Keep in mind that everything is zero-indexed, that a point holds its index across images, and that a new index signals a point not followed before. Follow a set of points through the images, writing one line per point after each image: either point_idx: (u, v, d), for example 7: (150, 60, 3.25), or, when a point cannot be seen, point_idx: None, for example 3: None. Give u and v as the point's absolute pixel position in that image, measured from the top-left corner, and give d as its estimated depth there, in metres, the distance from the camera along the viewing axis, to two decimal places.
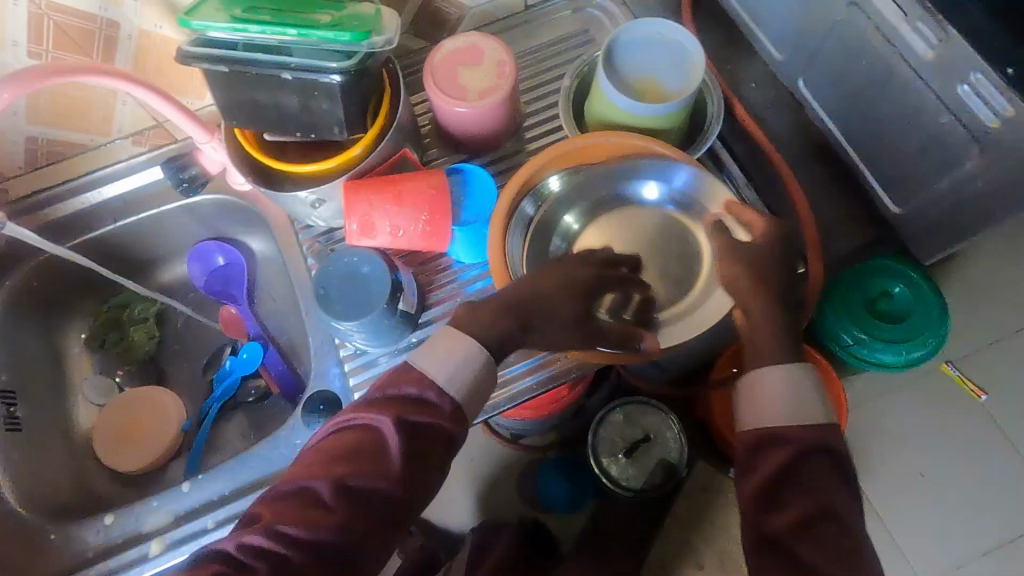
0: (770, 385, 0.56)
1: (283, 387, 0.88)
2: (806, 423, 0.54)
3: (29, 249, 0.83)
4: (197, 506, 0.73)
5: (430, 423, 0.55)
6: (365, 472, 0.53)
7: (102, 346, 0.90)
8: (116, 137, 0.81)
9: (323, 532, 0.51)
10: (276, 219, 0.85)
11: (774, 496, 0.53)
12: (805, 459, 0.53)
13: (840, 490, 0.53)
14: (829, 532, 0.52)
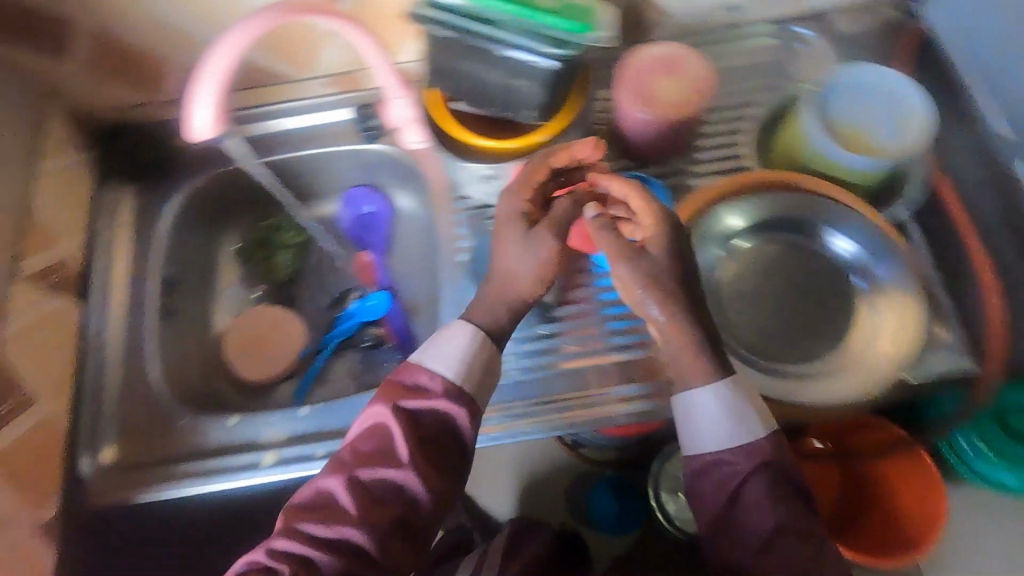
0: (701, 413, 0.59)
1: (398, 342, 0.92)
2: (738, 444, 0.57)
3: (216, 158, 0.90)
4: (311, 433, 0.76)
5: (434, 412, 0.61)
6: (377, 467, 0.58)
7: (248, 260, 0.96)
8: (314, 75, 0.88)
9: (347, 528, 0.56)
10: (434, 179, 0.84)
11: (730, 520, 0.56)
12: (748, 479, 0.56)
13: (792, 504, 0.55)
14: (789, 546, 0.54)
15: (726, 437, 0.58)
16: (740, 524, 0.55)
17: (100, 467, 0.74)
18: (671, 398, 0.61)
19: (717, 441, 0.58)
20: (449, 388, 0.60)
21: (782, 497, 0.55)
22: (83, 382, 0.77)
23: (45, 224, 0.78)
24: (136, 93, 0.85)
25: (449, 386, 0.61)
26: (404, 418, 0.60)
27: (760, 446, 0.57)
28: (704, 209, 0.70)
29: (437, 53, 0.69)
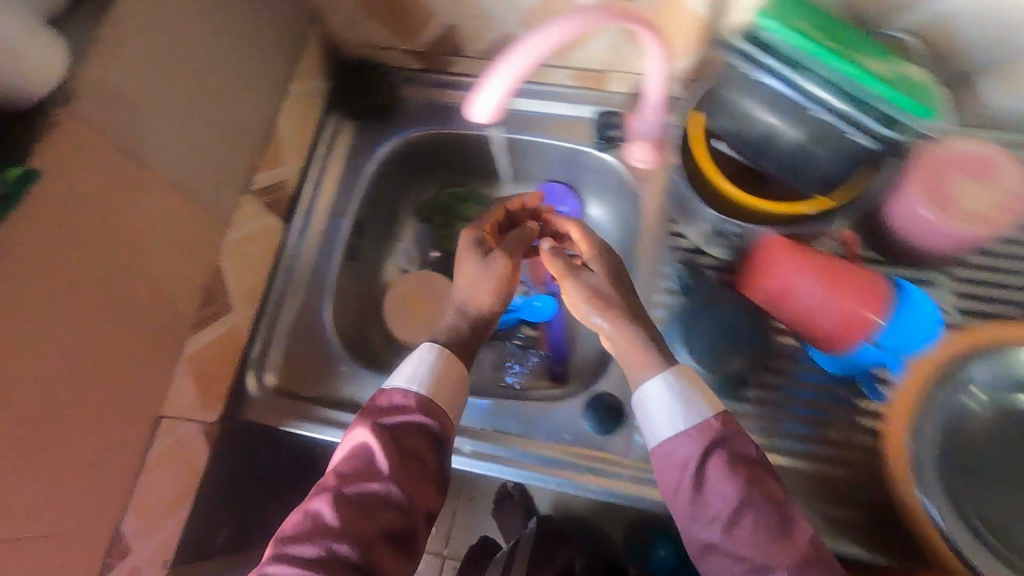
0: (652, 400, 0.59)
1: (551, 351, 0.91)
2: (692, 426, 0.56)
3: (436, 118, 0.89)
4: (469, 426, 0.75)
5: (413, 426, 0.59)
6: (361, 482, 0.55)
7: (428, 221, 0.97)
8: (564, 66, 0.83)
9: (334, 544, 0.52)
10: (649, 208, 0.83)
11: (698, 498, 0.53)
12: (706, 457, 0.54)
13: (752, 477, 0.53)
14: (757, 518, 0.51)
15: (680, 418, 0.57)
16: (705, 500, 0.53)
17: (263, 391, 0.76)
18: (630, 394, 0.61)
19: (672, 423, 0.57)
20: (418, 399, 0.60)
21: (740, 470, 0.53)
22: (268, 299, 0.80)
23: (280, 142, 0.79)
24: (389, 36, 0.83)
25: (417, 399, 0.60)
26: (384, 434, 0.58)
27: (712, 424, 0.56)
28: (999, 346, 0.58)
29: (728, 88, 0.62)
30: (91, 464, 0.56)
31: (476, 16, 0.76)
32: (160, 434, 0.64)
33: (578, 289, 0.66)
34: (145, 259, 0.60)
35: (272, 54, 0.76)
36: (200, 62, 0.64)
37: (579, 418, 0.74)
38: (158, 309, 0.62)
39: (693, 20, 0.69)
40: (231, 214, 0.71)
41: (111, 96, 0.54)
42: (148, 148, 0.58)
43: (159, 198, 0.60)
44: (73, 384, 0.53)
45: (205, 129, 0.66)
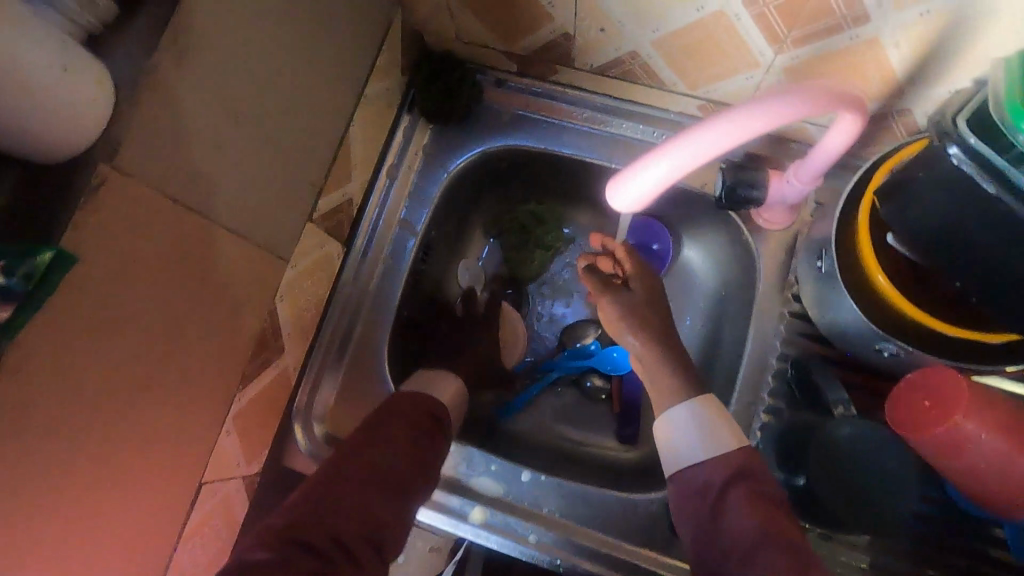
0: (677, 432, 0.59)
1: (624, 412, 0.79)
2: (713, 456, 0.56)
3: (525, 133, 0.76)
4: (533, 510, 0.68)
5: (420, 409, 0.63)
6: (361, 448, 0.57)
7: (500, 237, 0.85)
8: (690, 95, 0.67)
9: (327, 493, 0.53)
10: (769, 275, 0.69)
11: (716, 526, 0.51)
12: (725, 488, 0.53)
13: (774, 514, 0.49)
14: (773, 553, 0.46)
15: (703, 448, 0.57)
16: (722, 529, 0.50)
17: (314, 443, 0.69)
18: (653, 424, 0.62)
19: (694, 453, 0.57)
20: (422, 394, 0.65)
21: (762, 506, 0.50)
22: (321, 331, 0.71)
23: (350, 156, 0.67)
24: (485, 34, 0.69)
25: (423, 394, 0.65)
26: (390, 412, 0.62)
27: (733, 456, 0.55)
28: None
29: (931, 186, 0.48)
30: (122, 552, 0.49)
31: (600, 28, 0.61)
32: (199, 499, 0.56)
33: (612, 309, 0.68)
34: (192, 320, 0.49)
35: (347, 51, 0.62)
36: (263, 73, 0.51)
37: (659, 514, 0.66)
38: (205, 370, 0.53)
39: (882, 73, 0.54)
40: (290, 248, 0.60)
41: (161, 136, 0.42)
42: (203, 194, 0.47)
43: (214, 247, 0.49)
44: (102, 477, 0.45)
45: (268, 155, 0.54)
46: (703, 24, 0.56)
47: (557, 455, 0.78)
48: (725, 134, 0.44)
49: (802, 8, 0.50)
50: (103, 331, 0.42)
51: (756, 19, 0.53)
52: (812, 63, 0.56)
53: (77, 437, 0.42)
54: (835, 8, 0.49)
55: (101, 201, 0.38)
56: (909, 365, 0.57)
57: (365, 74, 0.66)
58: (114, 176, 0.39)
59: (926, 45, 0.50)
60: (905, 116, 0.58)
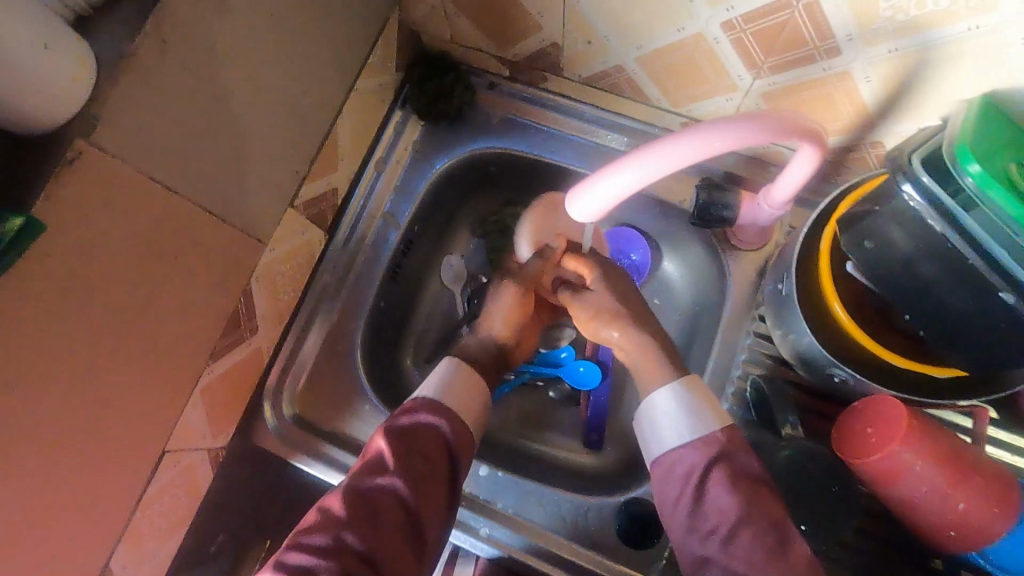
0: (660, 413, 0.57)
1: (588, 422, 0.79)
2: (697, 438, 0.55)
3: (513, 137, 0.78)
4: (487, 503, 0.69)
5: (432, 431, 0.57)
6: (369, 479, 0.53)
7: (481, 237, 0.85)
8: (673, 112, 0.68)
9: (341, 534, 0.51)
10: (736, 295, 0.71)
11: (697, 509, 0.52)
12: (708, 472, 0.53)
13: (753, 494, 0.51)
14: (753, 536, 0.49)
15: (686, 429, 0.56)
16: (704, 511, 0.52)
17: (282, 422, 0.71)
18: (637, 406, 0.59)
19: (676, 435, 0.56)
20: (431, 402, 0.58)
21: (741, 485, 0.51)
22: (297, 314, 0.73)
23: (337, 146, 0.69)
24: (479, 38, 0.71)
25: (432, 403, 0.58)
26: (396, 434, 0.56)
27: (715, 437, 0.55)
28: None
29: (889, 220, 0.49)
30: (82, 511, 0.50)
31: (587, 41, 0.63)
32: (161, 468, 0.57)
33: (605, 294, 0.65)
34: (163, 292, 0.51)
35: (340, 45, 0.65)
36: (249, 60, 0.54)
37: (610, 519, 0.68)
38: (174, 342, 0.54)
39: (854, 105, 0.55)
40: (270, 233, 0.62)
41: (140, 115, 0.45)
42: (179, 174, 0.49)
43: (189, 224, 0.51)
44: (60, 434, 0.46)
45: (251, 141, 0.56)
46: (683, 45, 0.57)
47: (521, 455, 0.79)
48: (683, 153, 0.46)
49: (777, 36, 0.52)
50: (67, 294, 0.44)
51: (733, 43, 0.54)
52: (787, 90, 0.57)
53: (36, 392, 0.44)
54: (807, 38, 0.50)
55: (76, 173, 0.42)
56: (861, 392, 0.58)
57: (358, 68, 0.68)
58: (90, 151, 0.42)
59: (895, 82, 0.51)
60: (877, 147, 0.59)
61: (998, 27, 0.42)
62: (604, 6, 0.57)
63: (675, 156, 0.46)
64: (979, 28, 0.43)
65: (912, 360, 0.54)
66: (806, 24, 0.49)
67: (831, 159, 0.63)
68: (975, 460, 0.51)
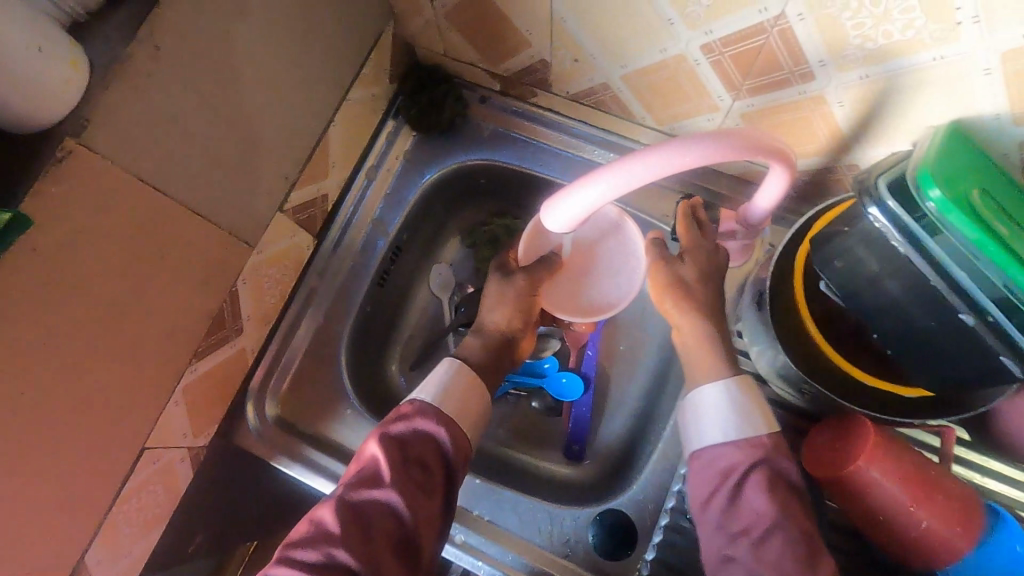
0: (707, 408, 0.55)
1: (572, 433, 0.80)
2: (741, 439, 0.53)
3: (502, 150, 0.80)
4: (466, 512, 0.70)
5: (428, 439, 0.55)
6: (363, 490, 0.51)
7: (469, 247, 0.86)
8: (657, 129, 0.70)
9: (333, 550, 0.48)
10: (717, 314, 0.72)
11: (730, 508, 0.50)
12: (748, 472, 0.50)
13: (789, 503, 0.49)
14: (785, 542, 0.46)
15: (731, 428, 0.53)
16: (738, 511, 0.49)
17: (264, 423, 0.72)
18: (683, 397, 0.57)
19: (720, 432, 0.54)
20: (426, 408, 0.56)
21: (778, 492, 0.49)
22: (284, 316, 0.74)
23: (328, 153, 0.71)
24: (471, 52, 0.72)
25: (428, 409, 0.56)
26: (391, 443, 0.53)
27: (761, 442, 0.52)
28: None
29: (858, 240, 0.51)
30: (59, 505, 0.51)
31: (574, 59, 0.65)
32: (140, 465, 0.58)
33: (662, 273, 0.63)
34: (147, 290, 0.52)
35: (333, 56, 0.66)
36: (243, 67, 0.55)
37: (586, 529, 0.68)
38: (159, 339, 0.55)
39: (829, 128, 0.57)
40: (258, 236, 0.63)
41: (130, 118, 0.46)
42: (168, 174, 0.51)
43: (176, 225, 0.53)
44: (40, 426, 0.47)
45: (241, 147, 0.57)
46: (665, 65, 0.59)
47: (501, 465, 0.80)
48: (661, 166, 0.48)
49: (754, 60, 0.53)
50: (51, 290, 0.45)
51: (712, 65, 0.56)
52: (765, 112, 0.59)
53: (19, 384, 0.45)
54: (782, 63, 0.52)
55: (66, 171, 0.43)
56: (833, 409, 0.59)
57: (351, 78, 0.70)
58: (80, 150, 0.44)
59: (867, 107, 0.52)
60: (853, 170, 0.60)
61: (961, 58, 0.43)
62: (589, 25, 0.59)
63: (647, 169, 0.48)
64: (943, 58, 0.44)
65: (879, 378, 0.56)
66: (781, 49, 0.51)
67: (809, 179, 0.65)
68: (940, 479, 0.52)
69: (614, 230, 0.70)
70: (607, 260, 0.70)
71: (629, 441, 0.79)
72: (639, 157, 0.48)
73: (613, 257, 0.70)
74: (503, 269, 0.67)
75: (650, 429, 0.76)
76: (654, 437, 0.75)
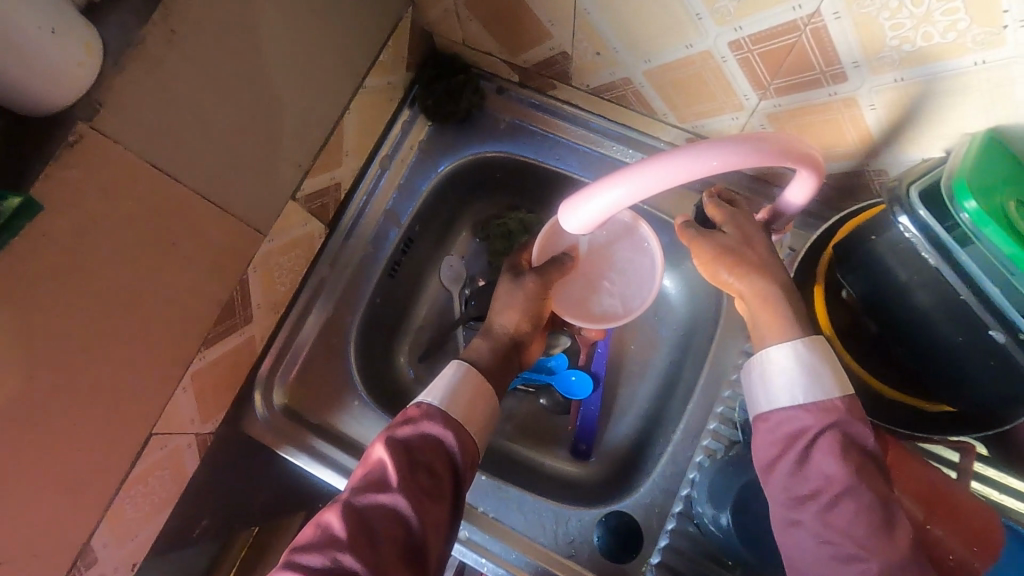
0: (775, 367, 0.51)
1: (580, 431, 0.79)
2: (813, 402, 0.49)
3: (518, 143, 0.78)
4: (472, 509, 0.69)
5: (435, 444, 0.54)
6: (369, 494, 0.50)
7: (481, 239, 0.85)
8: (680, 127, 0.68)
9: (338, 555, 0.47)
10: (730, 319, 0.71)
11: (799, 471, 0.46)
12: (818, 436, 0.47)
13: (864, 469, 0.45)
14: (858, 507, 0.43)
15: (800, 390, 0.50)
16: (804, 475, 0.46)
17: (271, 411, 0.72)
18: (749, 358, 0.53)
19: (788, 394, 0.50)
20: (434, 412, 0.56)
21: (852, 456, 0.45)
22: (294, 304, 0.74)
23: (342, 142, 0.70)
24: (490, 42, 0.71)
25: (435, 413, 0.56)
26: (396, 447, 0.53)
27: (834, 406, 0.48)
28: None
29: (887, 250, 0.49)
30: (66, 489, 0.51)
31: (596, 52, 0.63)
32: (147, 450, 0.58)
33: (702, 244, 0.57)
34: (158, 275, 0.52)
35: (350, 43, 0.65)
36: (258, 50, 0.54)
37: (591, 532, 0.67)
38: (167, 324, 0.55)
39: (859, 132, 0.55)
40: (270, 224, 0.62)
41: (142, 101, 0.46)
42: (180, 160, 0.50)
43: (187, 211, 0.52)
44: (48, 410, 0.47)
45: (254, 134, 0.56)
46: (691, 61, 0.57)
47: (505, 459, 0.79)
48: (679, 170, 0.47)
49: (783, 59, 0.51)
50: (59, 274, 0.44)
51: (740, 63, 0.54)
52: (792, 113, 0.57)
53: (26, 368, 0.45)
54: (815, 62, 0.50)
55: (75, 157, 0.43)
56: None
57: (367, 66, 0.69)
58: (91, 134, 0.43)
59: (899, 112, 0.50)
60: (880, 175, 0.58)
61: (1005, 64, 0.42)
62: (614, 17, 0.57)
63: (666, 175, 0.47)
64: (985, 63, 0.42)
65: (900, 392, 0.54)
66: (813, 48, 0.49)
67: (834, 183, 0.63)
68: (958, 498, 0.51)
69: (626, 233, 0.69)
70: (620, 264, 0.70)
71: (636, 443, 0.78)
72: (661, 162, 0.47)
73: (625, 261, 0.70)
74: (515, 271, 0.66)
75: (659, 432, 0.75)
76: (661, 439, 0.74)
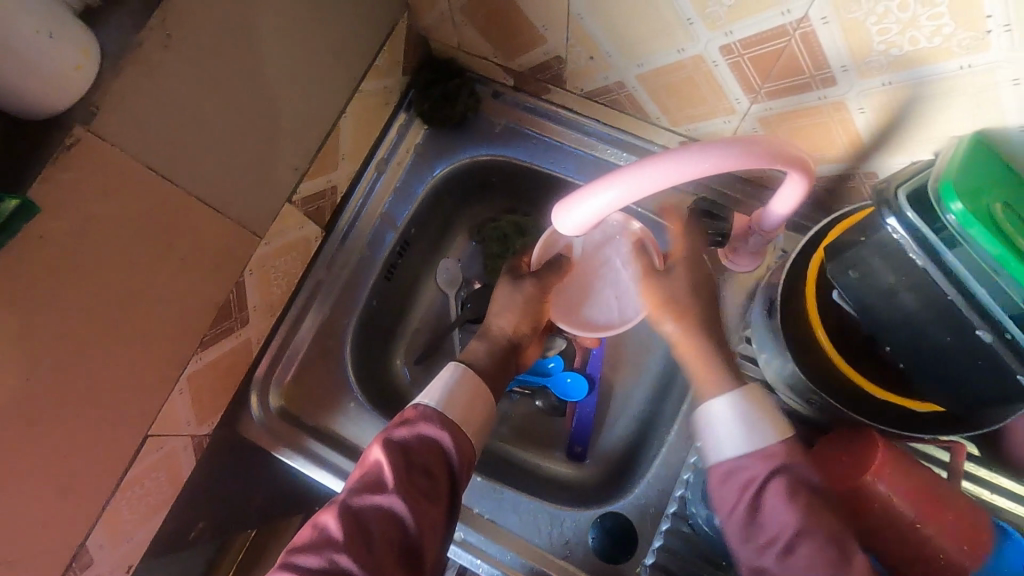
0: (714, 422, 0.52)
1: (575, 433, 0.80)
2: (756, 449, 0.49)
3: (514, 146, 0.79)
4: (467, 510, 0.70)
5: (433, 445, 0.54)
6: (366, 495, 0.51)
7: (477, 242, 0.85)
8: (673, 131, 0.68)
9: (335, 556, 0.47)
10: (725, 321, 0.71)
11: (754, 519, 0.47)
12: (765, 483, 0.48)
13: (815, 507, 0.46)
14: (814, 548, 0.44)
15: (742, 440, 0.50)
16: (759, 523, 0.47)
17: (267, 413, 0.72)
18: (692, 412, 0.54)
19: (732, 446, 0.51)
20: (431, 413, 0.56)
21: (801, 498, 0.46)
22: (290, 306, 0.74)
23: (339, 145, 0.70)
24: (485, 47, 0.72)
25: (432, 414, 0.56)
26: (393, 448, 0.53)
27: (775, 451, 0.49)
28: None
29: (874, 251, 0.50)
30: (62, 491, 0.51)
31: (590, 57, 0.64)
32: (143, 452, 0.58)
33: None
34: (154, 278, 0.52)
35: (346, 47, 0.66)
36: (255, 55, 0.55)
37: (585, 532, 0.68)
38: (164, 326, 0.55)
39: (849, 135, 0.55)
40: (267, 227, 0.63)
41: (139, 105, 0.46)
42: (177, 163, 0.50)
43: (183, 214, 0.52)
44: (44, 412, 0.47)
45: (251, 137, 0.57)
46: (683, 66, 0.57)
47: (501, 461, 0.79)
48: (673, 173, 0.47)
49: (773, 63, 0.52)
50: (56, 277, 0.45)
51: (731, 66, 0.55)
52: (783, 117, 0.58)
53: (23, 370, 0.45)
54: (805, 66, 0.51)
55: (71, 159, 0.43)
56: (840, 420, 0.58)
57: (363, 70, 0.69)
58: (88, 137, 0.43)
59: (888, 115, 0.51)
60: (871, 178, 0.59)
61: (990, 68, 0.42)
62: (607, 22, 0.58)
63: (660, 177, 0.48)
64: (971, 67, 0.43)
65: (891, 392, 0.55)
66: (802, 52, 0.50)
67: (826, 186, 0.64)
68: (949, 497, 0.51)
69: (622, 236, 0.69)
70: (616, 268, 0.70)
71: (631, 445, 0.78)
72: (655, 165, 0.48)
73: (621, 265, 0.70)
74: (514, 274, 0.66)
75: (654, 433, 0.76)
76: (657, 439, 0.74)
